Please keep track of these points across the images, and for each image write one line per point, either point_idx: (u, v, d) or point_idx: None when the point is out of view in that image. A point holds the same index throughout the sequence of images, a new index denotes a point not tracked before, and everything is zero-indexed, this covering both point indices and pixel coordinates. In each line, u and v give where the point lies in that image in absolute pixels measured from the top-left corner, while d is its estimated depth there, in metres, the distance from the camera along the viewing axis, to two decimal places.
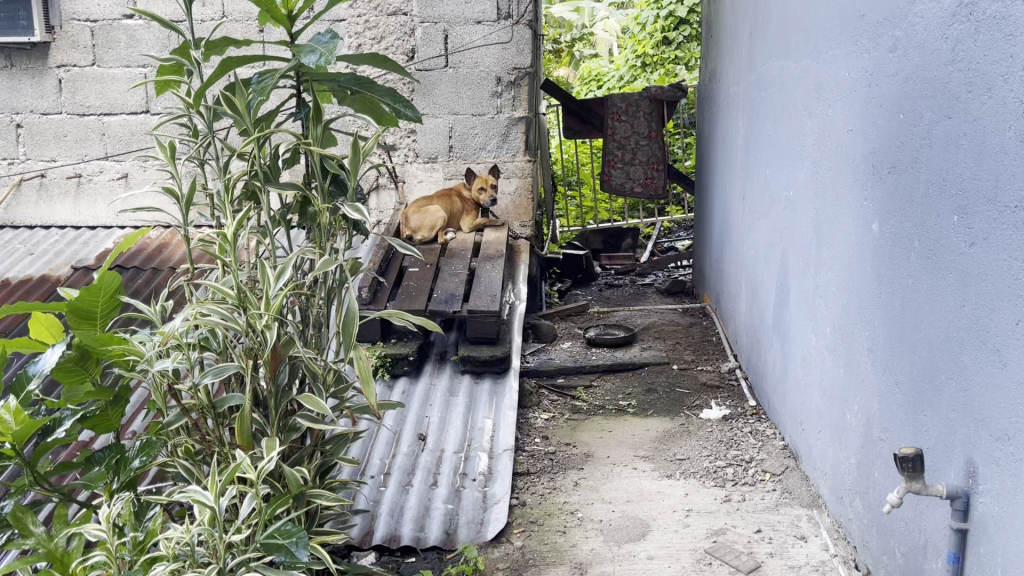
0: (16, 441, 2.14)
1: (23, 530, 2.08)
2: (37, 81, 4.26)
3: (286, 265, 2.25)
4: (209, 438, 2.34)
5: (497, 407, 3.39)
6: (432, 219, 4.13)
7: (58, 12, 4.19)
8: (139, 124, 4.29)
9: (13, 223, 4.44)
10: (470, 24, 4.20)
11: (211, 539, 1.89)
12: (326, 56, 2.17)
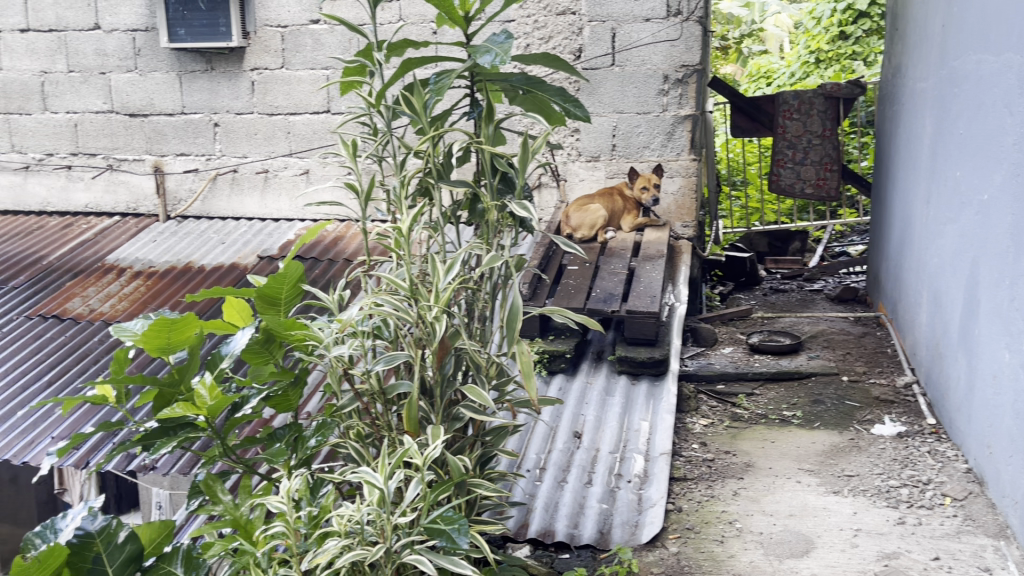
0: (210, 414, 2.34)
1: (213, 497, 2.26)
2: (233, 83, 4.62)
3: (455, 260, 2.32)
4: (378, 422, 2.46)
5: (655, 409, 3.34)
6: (593, 217, 4.13)
7: (253, 19, 4.52)
8: (320, 123, 4.56)
9: (208, 214, 4.83)
10: (639, 22, 4.17)
11: (380, 519, 1.98)
12: (501, 56, 2.22)
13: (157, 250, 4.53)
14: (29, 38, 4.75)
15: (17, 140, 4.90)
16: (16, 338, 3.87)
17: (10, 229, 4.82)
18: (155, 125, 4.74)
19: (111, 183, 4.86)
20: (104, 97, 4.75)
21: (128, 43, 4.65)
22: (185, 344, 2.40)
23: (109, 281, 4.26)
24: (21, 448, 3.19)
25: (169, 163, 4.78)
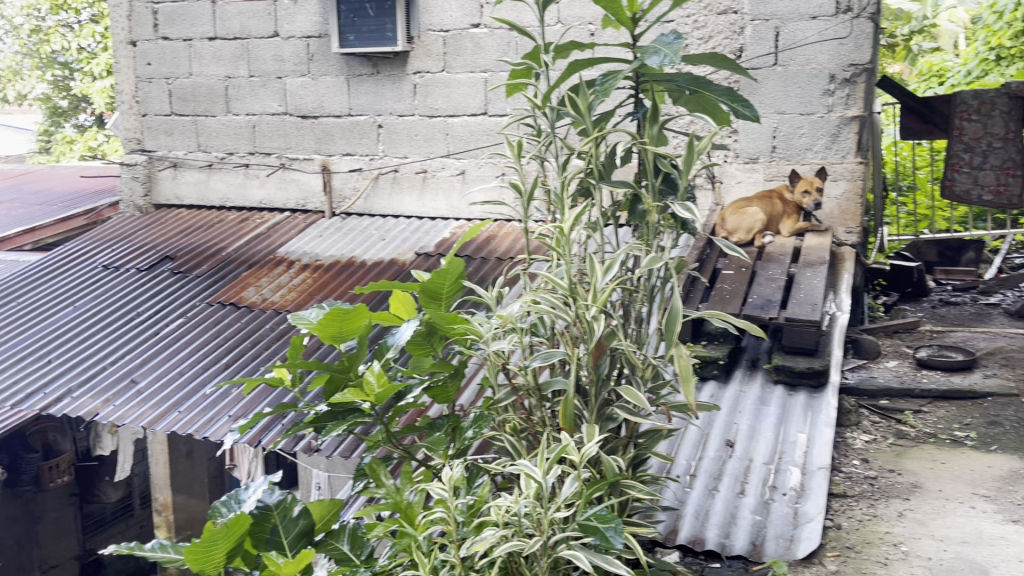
0: (376, 401, 2.45)
1: (377, 480, 2.37)
2: (397, 86, 4.81)
3: (614, 260, 2.32)
4: (534, 419, 2.50)
5: (813, 422, 3.21)
6: (750, 221, 4.01)
7: (417, 25, 4.71)
8: (477, 125, 4.67)
9: (370, 212, 5.05)
10: (805, 20, 4.02)
11: (537, 513, 2.02)
12: (671, 57, 2.21)
13: (323, 245, 4.79)
14: (216, 45, 5.13)
15: (202, 139, 5.30)
16: (199, 324, 4.20)
17: (194, 222, 5.23)
18: (324, 126, 5.01)
19: (284, 181, 5.18)
20: (280, 100, 5.06)
21: (303, 49, 4.95)
22: (355, 333, 2.53)
23: (280, 273, 4.55)
24: (202, 424, 3.46)
25: (336, 163, 5.03)
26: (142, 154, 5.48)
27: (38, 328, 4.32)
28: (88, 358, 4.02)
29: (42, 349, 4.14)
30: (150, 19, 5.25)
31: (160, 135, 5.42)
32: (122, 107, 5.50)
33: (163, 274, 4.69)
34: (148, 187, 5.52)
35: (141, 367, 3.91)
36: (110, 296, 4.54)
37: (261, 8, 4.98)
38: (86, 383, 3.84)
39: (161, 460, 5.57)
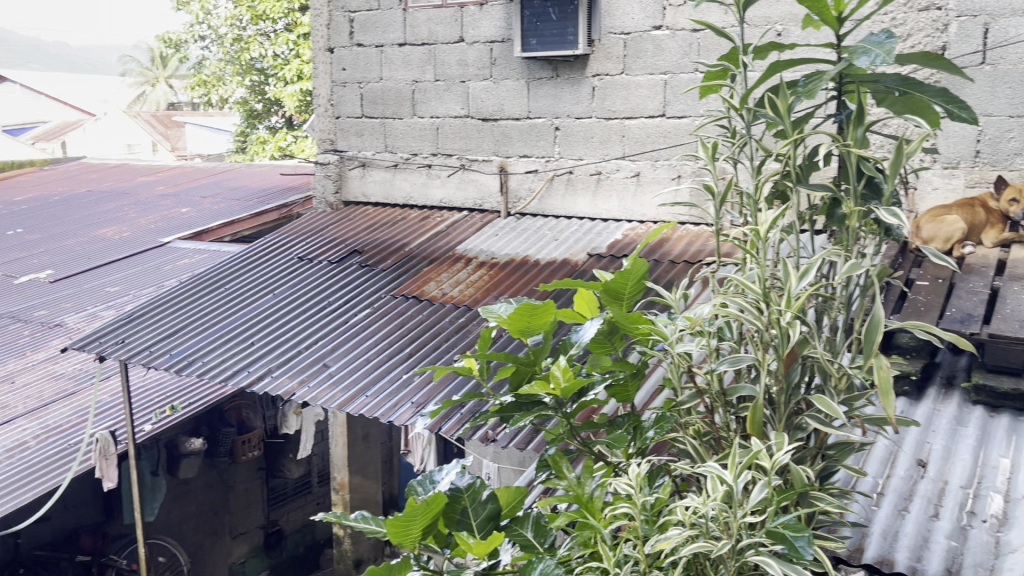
0: (561, 395, 2.51)
1: (560, 472, 2.44)
2: (575, 89, 4.89)
3: (810, 266, 2.26)
4: (717, 424, 2.48)
5: (1018, 447, 2.98)
6: (949, 230, 3.77)
7: (599, 28, 4.75)
8: (655, 127, 4.66)
9: (544, 212, 5.15)
10: (1020, 15, 3.73)
11: (725, 516, 2.01)
12: (883, 56, 2.13)
13: (499, 243, 4.93)
14: (405, 51, 5.40)
15: (389, 141, 5.59)
16: (384, 315, 4.45)
17: (379, 219, 5.54)
18: (503, 128, 5.16)
19: (463, 181, 5.37)
20: (462, 103, 5.26)
21: (486, 54, 5.12)
22: (542, 328, 2.60)
23: (459, 269, 4.73)
24: (387, 409, 3.66)
25: (512, 164, 5.17)
26: (335, 153, 5.85)
27: (243, 312, 4.73)
28: (285, 342, 4.35)
29: (246, 330, 4.53)
30: (346, 26, 5.60)
31: (351, 136, 5.77)
32: (318, 110, 5.89)
33: (351, 267, 4.99)
34: (339, 185, 5.90)
35: (332, 353, 4.19)
36: (305, 285, 4.89)
37: (448, 14, 5.19)
38: (284, 364, 4.16)
39: (340, 441, 5.95)
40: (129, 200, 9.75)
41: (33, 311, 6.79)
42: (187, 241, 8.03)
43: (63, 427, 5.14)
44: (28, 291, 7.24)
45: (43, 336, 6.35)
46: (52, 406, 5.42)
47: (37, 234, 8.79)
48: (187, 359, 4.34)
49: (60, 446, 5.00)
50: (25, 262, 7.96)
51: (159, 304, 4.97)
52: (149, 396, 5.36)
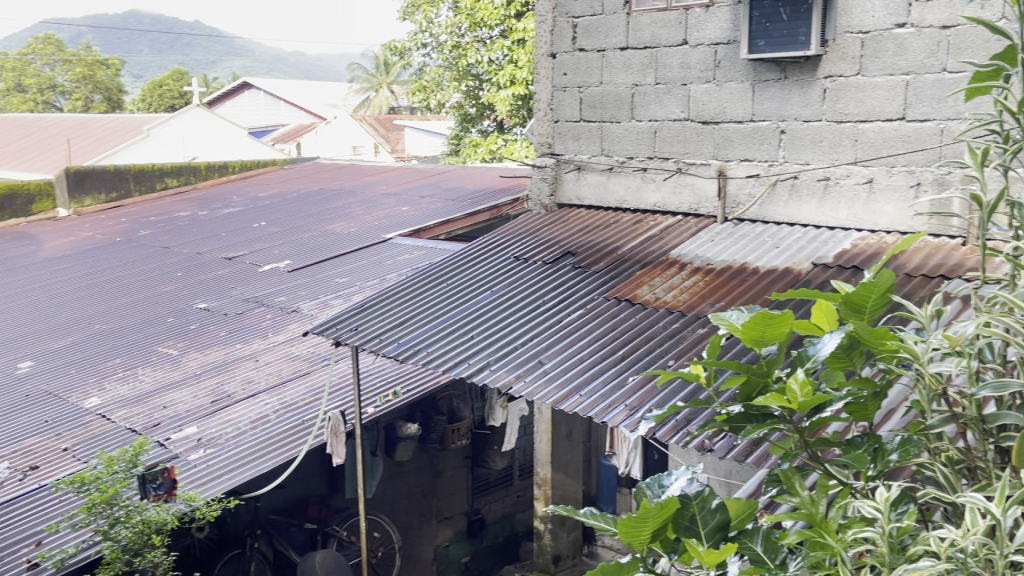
0: (798, 409, 2.41)
1: (791, 489, 2.37)
2: (805, 92, 4.69)
3: None
4: (974, 453, 2.28)
5: None
6: None
7: (834, 27, 4.53)
8: (893, 131, 4.39)
9: (764, 219, 4.99)
10: None
11: (991, 554, 1.85)
12: None
13: (716, 249, 4.83)
14: (627, 55, 5.42)
15: (606, 144, 5.65)
16: (597, 316, 4.49)
17: (593, 222, 5.60)
18: (725, 132, 5.05)
19: (679, 185, 5.31)
20: (682, 107, 5.21)
21: (710, 56, 5.03)
22: (778, 338, 2.51)
23: (673, 274, 4.68)
24: (601, 410, 3.69)
25: (732, 168, 5.05)
26: (552, 157, 5.98)
27: (463, 307, 4.95)
28: (502, 338, 4.51)
29: (466, 324, 4.74)
30: (569, 32, 5.71)
31: (569, 140, 5.89)
32: (537, 114, 6.04)
33: (565, 268, 5.09)
34: (554, 188, 6.02)
35: (546, 351, 4.28)
36: (521, 284, 5.04)
37: (673, 17, 5.16)
38: (502, 358, 4.31)
39: (544, 438, 6.10)
40: (355, 198, 10.52)
41: (274, 297, 7.49)
42: (406, 237, 8.54)
43: (298, 404, 5.64)
44: (271, 278, 8.00)
45: (282, 320, 6.98)
46: (289, 384, 5.95)
47: (278, 227, 9.69)
48: (413, 348, 4.60)
49: (296, 421, 5.48)
50: (268, 252, 8.79)
51: (387, 295, 5.32)
52: (373, 381, 5.76)
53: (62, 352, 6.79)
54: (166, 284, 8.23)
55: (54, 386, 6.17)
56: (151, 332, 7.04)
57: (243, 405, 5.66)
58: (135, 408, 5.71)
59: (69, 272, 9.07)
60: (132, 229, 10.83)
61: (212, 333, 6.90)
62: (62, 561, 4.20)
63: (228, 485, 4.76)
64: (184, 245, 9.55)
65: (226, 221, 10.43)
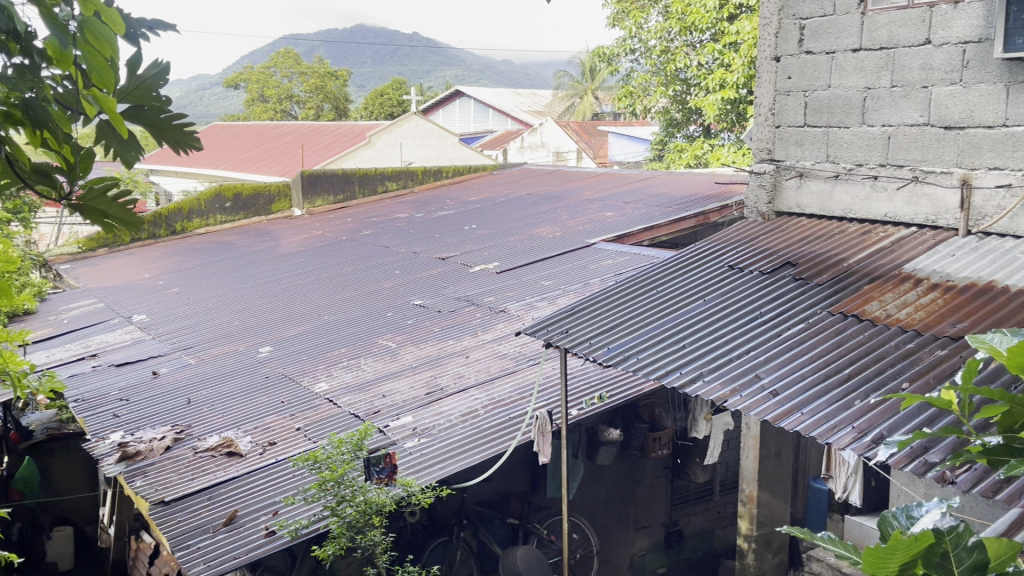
0: None
1: None
2: None
3: None
4: None
5: None
6: None
7: None
8: None
9: (1015, 233, 4.53)
10: None
11: None
12: None
13: (957, 264, 4.46)
14: (860, 57, 5.14)
15: (833, 150, 5.39)
16: (819, 332, 4.28)
17: (814, 232, 5.36)
18: (971, 137, 4.64)
19: (915, 195, 4.95)
20: (922, 111, 4.86)
21: (958, 56, 4.65)
22: None
23: (907, 289, 4.38)
24: (826, 430, 3.50)
25: (979, 177, 4.63)
26: (771, 163, 5.79)
27: (675, 314, 4.89)
28: (716, 348, 4.39)
29: (678, 332, 4.67)
30: (796, 34, 5.49)
31: (791, 146, 5.67)
32: (757, 118, 5.85)
33: (784, 279, 4.89)
34: (772, 195, 5.82)
35: (764, 364, 4.12)
36: (735, 294, 4.91)
37: (915, 15, 4.83)
38: (716, 369, 4.19)
39: (751, 454, 5.96)
40: (562, 202, 10.72)
41: (484, 297, 7.78)
42: (610, 242, 8.56)
43: (506, 402, 5.79)
44: (481, 279, 8.32)
45: (491, 319, 7.23)
46: (498, 381, 6.14)
47: (488, 230, 10.06)
48: (623, 353, 4.59)
49: (503, 417, 5.62)
50: (478, 253, 9.14)
51: (598, 300, 5.36)
52: (577, 384, 5.82)
53: (296, 340, 7.42)
54: (386, 280, 8.78)
55: (289, 370, 6.77)
56: (373, 325, 7.54)
57: (455, 399, 5.91)
58: (358, 395, 6.13)
59: (301, 266, 9.92)
60: (356, 229, 11.67)
61: (426, 329, 7.27)
62: (296, 531, 4.61)
63: (440, 474, 4.99)
64: (402, 245, 10.15)
65: (439, 223, 10.97)
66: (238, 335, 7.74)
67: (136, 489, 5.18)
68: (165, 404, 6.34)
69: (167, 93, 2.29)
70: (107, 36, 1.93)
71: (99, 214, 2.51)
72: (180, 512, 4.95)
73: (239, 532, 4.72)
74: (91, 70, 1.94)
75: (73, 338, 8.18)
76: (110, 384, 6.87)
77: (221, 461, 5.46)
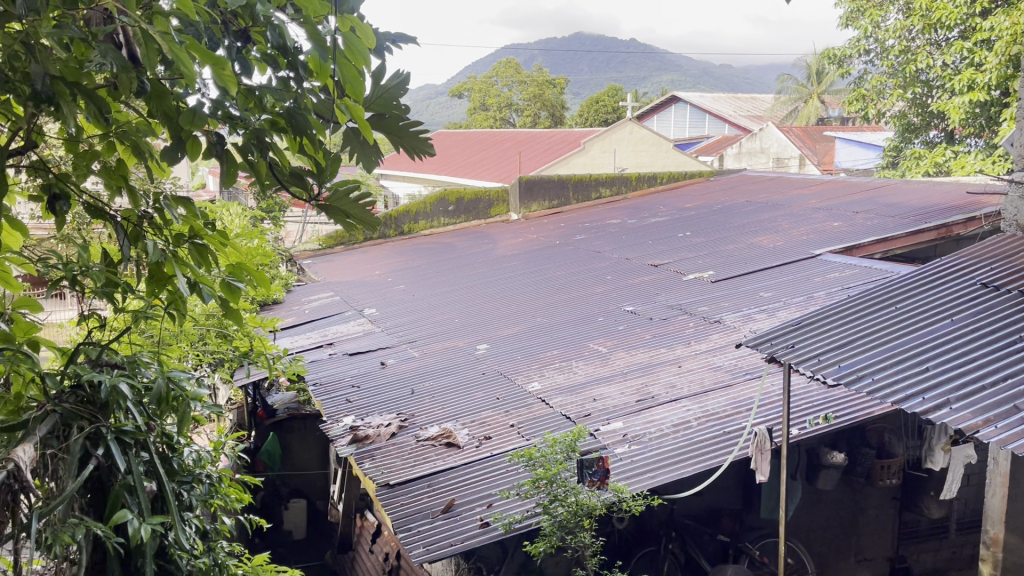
0: None
1: None
2: None
3: None
4: None
5: None
6: None
7: None
8: None
9: None
10: None
11: None
12: None
13: None
14: None
15: None
16: None
17: None
18: None
19: None
20: None
21: None
22: None
23: None
24: None
25: None
26: None
27: (916, 334, 4.52)
28: (965, 373, 4.00)
29: (920, 352, 4.33)
30: None
31: None
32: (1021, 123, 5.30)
33: None
34: None
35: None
36: (989, 315, 4.47)
37: None
38: (965, 397, 3.81)
39: (999, 493, 5.47)
40: (783, 211, 10.30)
41: (698, 306, 7.62)
42: (836, 254, 8.08)
43: (720, 415, 5.61)
44: (695, 287, 8.16)
45: (705, 329, 7.06)
46: (712, 393, 5.96)
47: (704, 238, 9.86)
48: (856, 372, 4.30)
49: (717, 431, 5.45)
50: (693, 261, 8.98)
51: (826, 314, 5.08)
52: (800, 403, 5.53)
53: (511, 339, 7.66)
54: (599, 285, 8.85)
55: (504, 368, 6.99)
56: (585, 328, 7.61)
57: (666, 408, 5.82)
58: (570, 397, 6.21)
59: (517, 269, 10.23)
60: (570, 234, 11.87)
61: (638, 335, 7.23)
62: (510, 525, 4.71)
63: (652, 483, 4.93)
64: (615, 250, 10.18)
65: (653, 229, 10.90)
66: (457, 332, 8.11)
67: (365, 470, 5.55)
68: (391, 393, 6.76)
69: (404, 103, 2.71)
70: (360, 51, 2.37)
71: (341, 214, 3.04)
72: (403, 495, 5.25)
73: (456, 520, 4.93)
74: (340, 74, 2.43)
75: (313, 327, 8.95)
76: (344, 370, 7.44)
77: (440, 451, 5.73)
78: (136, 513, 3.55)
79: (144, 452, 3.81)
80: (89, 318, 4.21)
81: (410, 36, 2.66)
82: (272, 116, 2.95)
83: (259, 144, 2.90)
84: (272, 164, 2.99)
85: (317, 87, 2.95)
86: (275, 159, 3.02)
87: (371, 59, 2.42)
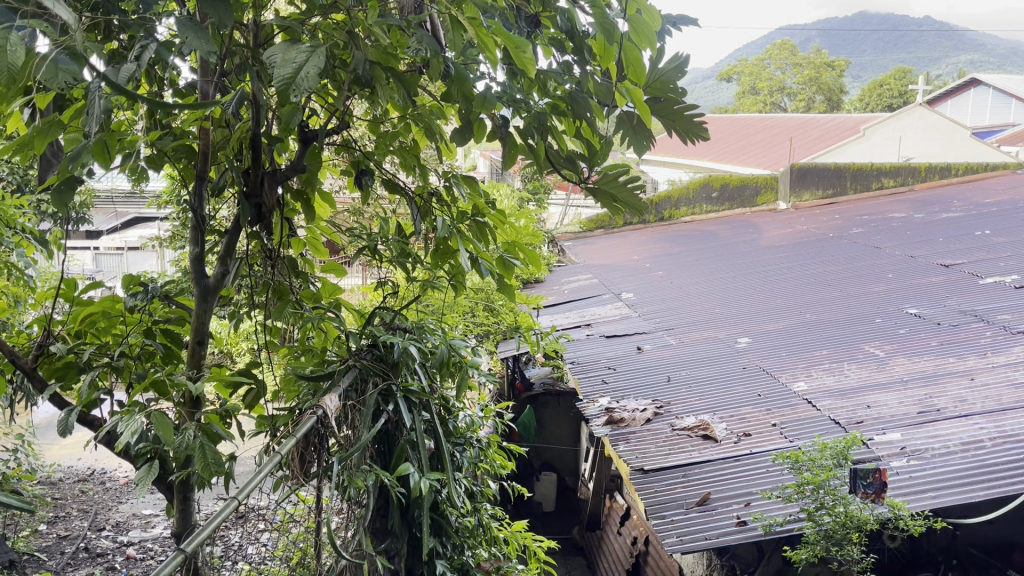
0: None
1: None
2: None
3: None
4: None
5: None
6: None
7: None
8: None
9: None
10: None
11: None
12: None
13: None
14: None
15: None
16: None
17: None
18: None
19: None
20: None
21: None
22: None
23: None
24: None
25: None
26: None
27: None
28: None
29: None
30: None
31: None
32: None
33: None
34: None
35: None
36: None
37: None
38: None
39: None
40: None
41: (997, 314, 6.83)
42: None
43: (1020, 438, 4.96)
44: (994, 293, 7.32)
45: (1006, 341, 6.31)
46: (1011, 412, 5.29)
47: (1008, 239, 8.83)
48: None
49: (1017, 455, 4.83)
50: (993, 264, 8.09)
51: None
52: None
53: (776, 335, 7.33)
54: (878, 283, 8.21)
55: (767, 365, 6.70)
56: (860, 329, 7.11)
57: (954, 424, 5.26)
58: (841, 402, 5.81)
59: (784, 261, 9.76)
60: (846, 226, 11.10)
61: (923, 341, 6.61)
62: (770, 527, 4.48)
63: (936, 505, 4.46)
64: (898, 247, 9.40)
65: (945, 226, 9.93)
66: (718, 322, 7.91)
67: (620, 452, 5.58)
68: (647, 379, 6.74)
69: (682, 85, 2.57)
70: (647, 32, 2.34)
71: (609, 197, 3.01)
72: (657, 482, 5.19)
73: (712, 515, 4.79)
74: (624, 57, 2.36)
75: (571, 307, 9.14)
76: (601, 352, 7.53)
77: (696, 442, 5.61)
78: (417, 467, 3.82)
79: (426, 413, 4.08)
80: (382, 285, 4.56)
81: (691, 17, 2.56)
82: (553, 99, 2.99)
83: (540, 128, 2.96)
84: (550, 147, 3.02)
85: (600, 70, 2.91)
86: (553, 143, 3.06)
87: (657, 40, 2.32)
